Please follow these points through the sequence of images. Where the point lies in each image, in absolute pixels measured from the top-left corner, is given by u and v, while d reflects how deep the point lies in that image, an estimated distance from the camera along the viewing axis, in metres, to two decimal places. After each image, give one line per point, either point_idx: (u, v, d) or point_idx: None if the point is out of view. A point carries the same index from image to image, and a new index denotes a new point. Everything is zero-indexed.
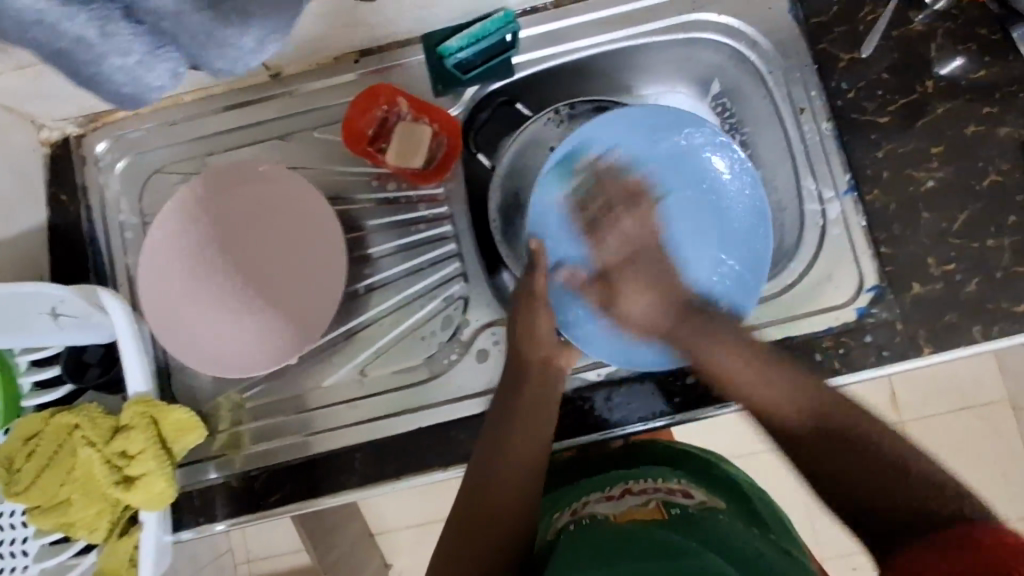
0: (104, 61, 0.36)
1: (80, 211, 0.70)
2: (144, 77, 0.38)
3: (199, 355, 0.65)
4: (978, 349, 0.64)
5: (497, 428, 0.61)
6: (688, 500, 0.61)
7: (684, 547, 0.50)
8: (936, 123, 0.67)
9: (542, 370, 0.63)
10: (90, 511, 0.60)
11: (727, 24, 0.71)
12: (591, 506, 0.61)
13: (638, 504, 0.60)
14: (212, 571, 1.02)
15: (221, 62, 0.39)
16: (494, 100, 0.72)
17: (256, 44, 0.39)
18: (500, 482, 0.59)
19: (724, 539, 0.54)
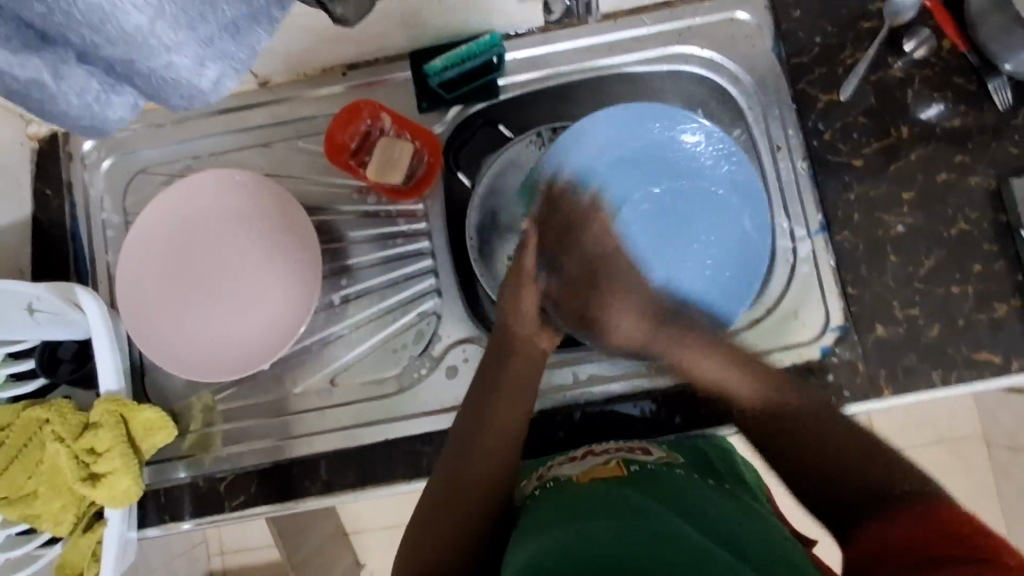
0: (60, 101, 0.33)
1: (63, 207, 0.72)
2: (101, 113, 0.35)
3: (181, 363, 0.65)
4: (936, 393, 0.65)
5: (478, 398, 0.62)
6: (647, 456, 0.59)
7: (646, 504, 0.48)
8: (909, 168, 0.68)
9: (527, 345, 0.65)
10: (55, 504, 0.61)
11: (711, 58, 0.72)
12: (554, 470, 0.59)
13: (599, 462, 0.58)
14: (182, 562, 1.03)
15: (176, 100, 0.34)
16: (475, 122, 0.73)
17: (215, 84, 0.33)
18: (479, 445, 0.59)
19: (689, 495, 0.53)
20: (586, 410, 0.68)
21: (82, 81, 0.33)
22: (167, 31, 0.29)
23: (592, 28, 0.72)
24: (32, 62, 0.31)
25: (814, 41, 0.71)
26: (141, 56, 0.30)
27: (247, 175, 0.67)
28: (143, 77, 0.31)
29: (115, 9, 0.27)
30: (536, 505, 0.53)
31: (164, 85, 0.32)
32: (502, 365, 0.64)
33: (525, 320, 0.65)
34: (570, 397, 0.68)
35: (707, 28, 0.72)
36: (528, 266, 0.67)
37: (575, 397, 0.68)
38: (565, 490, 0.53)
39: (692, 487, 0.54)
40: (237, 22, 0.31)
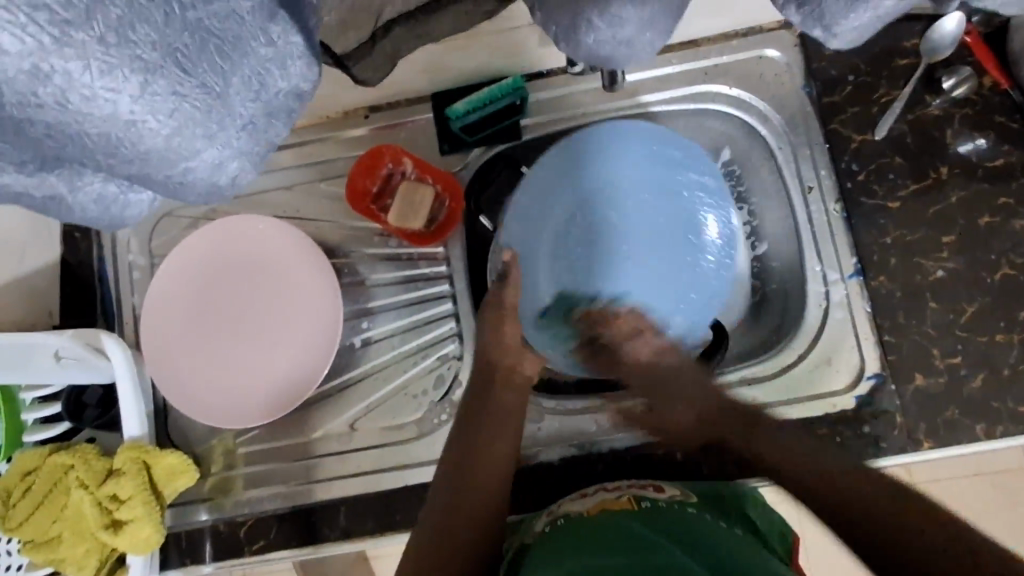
0: (73, 207, 0.29)
1: (92, 249, 0.72)
2: (119, 214, 0.30)
3: (206, 408, 0.66)
4: (979, 447, 0.62)
5: (467, 431, 0.60)
6: (658, 494, 0.58)
7: (649, 540, 0.48)
8: (949, 211, 0.65)
9: (512, 377, 0.64)
10: (79, 550, 0.61)
11: (739, 97, 0.70)
12: (565, 506, 0.58)
13: (610, 497, 0.57)
14: None
15: (195, 195, 0.30)
16: (498, 164, 0.71)
17: (233, 179, 0.30)
18: (472, 477, 0.57)
19: (697, 534, 0.50)
20: (612, 458, 0.66)
21: (96, 187, 0.29)
22: (186, 143, 0.26)
23: None
24: (45, 180, 0.28)
25: (847, 79, 0.68)
26: (156, 166, 0.27)
27: (270, 227, 0.68)
28: (158, 184, 0.28)
29: (127, 132, 0.25)
30: (546, 542, 0.52)
31: (181, 189, 0.29)
32: (487, 397, 0.62)
33: (510, 353, 0.64)
34: (593, 445, 0.67)
35: (735, 66, 0.70)
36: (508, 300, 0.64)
37: (597, 446, 0.67)
38: (570, 530, 0.53)
39: (700, 526, 0.52)
40: (257, 120, 0.28)
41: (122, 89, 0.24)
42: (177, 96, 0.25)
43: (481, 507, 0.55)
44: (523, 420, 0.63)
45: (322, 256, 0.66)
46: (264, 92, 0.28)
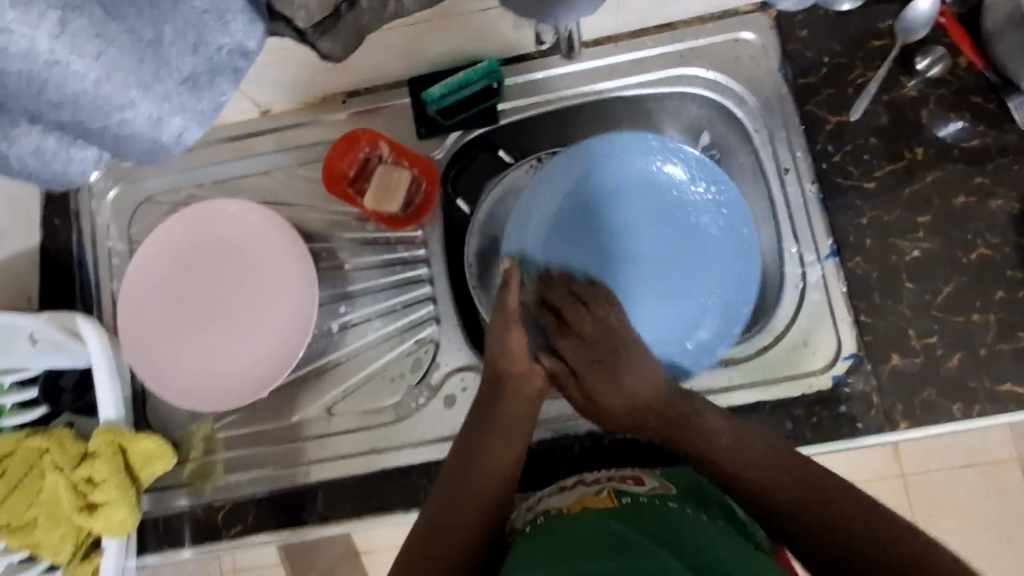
0: (13, 161, 0.33)
1: (71, 236, 0.73)
2: (62, 170, 0.34)
3: (177, 391, 0.66)
4: (956, 427, 0.62)
5: (474, 425, 0.60)
6: (639, 487, 0.57)
7: (634, 538, 0.47)
8: (925, 191, 0.65)
9: (523, 384, 0.62)
10: (53, 534, 0.61)
11: (715, 80, 0.70)
12: (545, 501, 0.57)
13: (591, 492, 0.56)
14: None
15: (140, 153, 0.34)
16: (475, 149, 0.73)
17: (177, 137, 0.34)
18: (468, 488, 0.56)
19: (678, 529, 0.50)
20: (587, 442, 0.66)
21: (35, 140, 0.32)
22: (116, 91, 0.30)
23: (593, 53, 0.71)
24: None
25: (822, 61, 0.68)
26: (94, 118, 0.31)
27: (242, 211, 0.68)
28: (99, 138, 0.32)
29: (53, 75, 0.27)
30: (522, 544, 0.50)
31: (124, 139, 0.32)
32: (500, 393, 0.61)
33: (517, 359, 0.61)
34: (570, 428, 0.67)
35: (711, 50, 0.70)
36: (512, 304, 0.62)
37: (576, 428, 0.67)
38: (551, 529, 0.51)
39: (683, 520, 0.51)
40: (199, 77, 0.32)
41: (42, 29, 0.26)
42: (101, 40, 0.28)
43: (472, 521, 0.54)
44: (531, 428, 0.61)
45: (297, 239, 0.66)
46: (204, 48, 0.31)
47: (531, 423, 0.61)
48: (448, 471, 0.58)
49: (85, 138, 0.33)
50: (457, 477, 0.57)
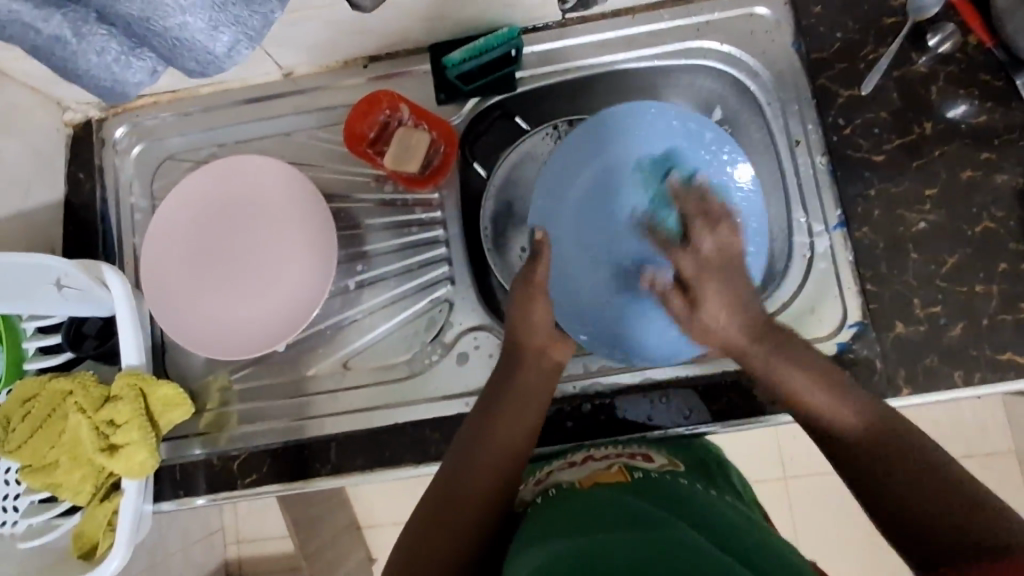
0: (81, 58, 0.41)
1: (95, 190, 0.74)
2: (122, 77, 0.43)
3: (190, 336, 0.68)
4: (956, 394, 0.63)
5: (483, 408, 0.63)
6: (649, 463, 0.60)
7: (652, 510, 0.49)
8: (932, 164, 0.67)
9: (540, 359, 0.65)
10: (75, 476, 0.63)
11: (730, 53, 0.72)
12: (556, 475, 0.60)
13: (601, 467, 0.59)
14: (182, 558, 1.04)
15: (193, 65, 0.42)
16: (491, 114, 0.75)
17: (228, 49, 0.41)
18: (479, 456, 0.59)
19: (690, 502, 0.52)
20: (596, 403, 0.67)
21: (100, 41, 0.40)
22: None
23: (611, 23, 0.72)
24: (56, 22, 0.38)
25: (836, 36, 0.70)
26: (157, 14, 0.37)
27: (258, 171, 0.70)
28: (163, 38, 0.39)
29: None
30: (537, 512, 0.53)
31: (183, 44, 0.40)
32: (511, 377, 0.64)
33: (537, 331, 0.65)
34: (580, 388, 0.68)
35: (726, 23, 0.72)
36: (539, 275, 0.66)
37: (586, 388, 0.68)
38: (566, 500, 0.53)
39: (693, 494, 0.54)
40: None
41: None
42: None
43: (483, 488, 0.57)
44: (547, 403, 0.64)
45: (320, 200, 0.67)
46: None
47: (541, 407, 0.63)
48: (456, 450, 0.60)
49: (147, 39, 0.40)
50: (469, 447, 0.60)
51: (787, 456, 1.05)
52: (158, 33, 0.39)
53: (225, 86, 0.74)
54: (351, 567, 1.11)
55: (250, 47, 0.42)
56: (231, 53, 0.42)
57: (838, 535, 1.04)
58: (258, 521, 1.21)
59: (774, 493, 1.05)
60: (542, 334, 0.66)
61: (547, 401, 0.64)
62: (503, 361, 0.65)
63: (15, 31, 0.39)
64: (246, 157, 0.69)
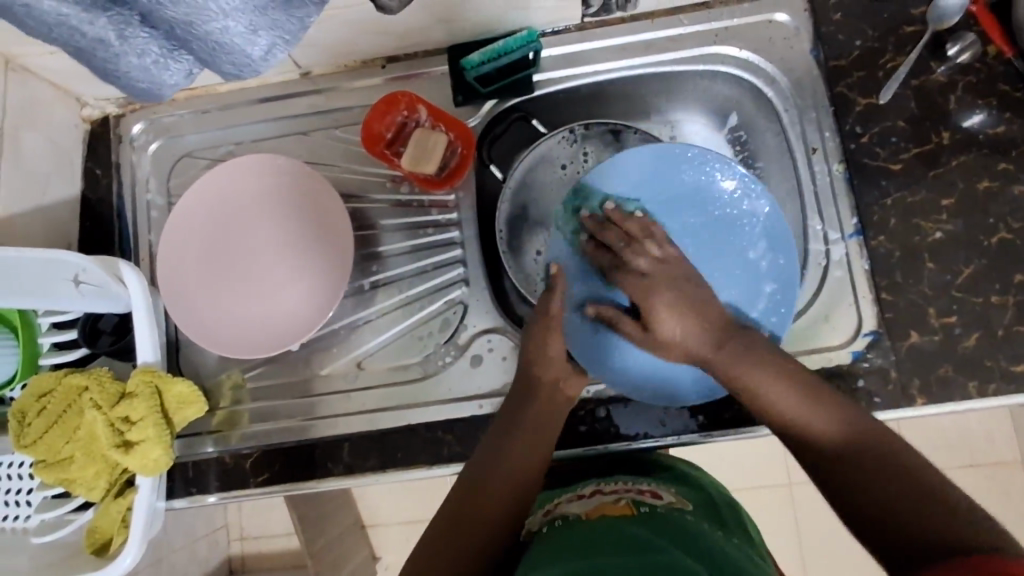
0: (121, 59, 0.41)
1: (111, 186, 0.75)
2: (159, 78, 0.43)
3: (204, 334, 0.68)
4: (970, 405, 0.63)
5: (496, 435, 0.62)
6: (657, 500, 0.60)
7: (655, 540, 0.51)
8: (949, 174, 0.67)
9: (553, 392, 0.64)
10: (89, 472, 0.63)
11: (748, 59, 0.72)
12: (564, 506, 0.61)
13: (609, 501, 0.60)
14: (185, 555, 1.04)
15: (229, 67, 0.42)
16: (511, 115, 0.74)
17: (264, 53, 0.41)
18: (493, 480, 0.59)
19: (696, 538, 0.53)
20: (608, 407, 0.67)
21: (141, 43, 0.41)
22: None
23: (629, 27, 0.72)
24: (99, 22, 0.39)
25: (855, 44, 0.70)
26: (200, 19, 0.38)
27: (272, 175, 0.70)
28: (203, 43, 0.40)
29: None
30: (540, 539, 0.55)
31: (222, 50, 0.40)
32: (525, 406, 0.63)
33: (552, 363, 0.65)
34: (595, 393, 0.68)
35: (745, 29, 0.72)
36: (553, 309, 0.66)
37: (600, 393, 0.68)
38: (571, 530, 0.55)
39: (700, 531, 0.55)
40: None
41: None
42: None
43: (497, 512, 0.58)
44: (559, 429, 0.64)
45: (339, 205, 0.68)
46: None
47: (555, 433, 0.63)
48: (467, 472, 0.61)
49: (186, 45, 0.40)
50: (481, 467, 0.60)
51: (792, 463, 1.05)
52: (199, 37, 0.39)
53: (242, 84, 0.75)
54: (356, 565, 1.12)
55: (285, 50, 0.43)
56: (268, 56, 0.42)
57: (841, 542, 1.04)
58: (263, 518, 1.21)
59: (779, 500, 1.05)
60: (557, 365, 0.65)
61: (559, 429, 0.64)
62: (517, 389, 0.65)
63: (58, 30, 0.40)
64: (261, 158, 0.70)
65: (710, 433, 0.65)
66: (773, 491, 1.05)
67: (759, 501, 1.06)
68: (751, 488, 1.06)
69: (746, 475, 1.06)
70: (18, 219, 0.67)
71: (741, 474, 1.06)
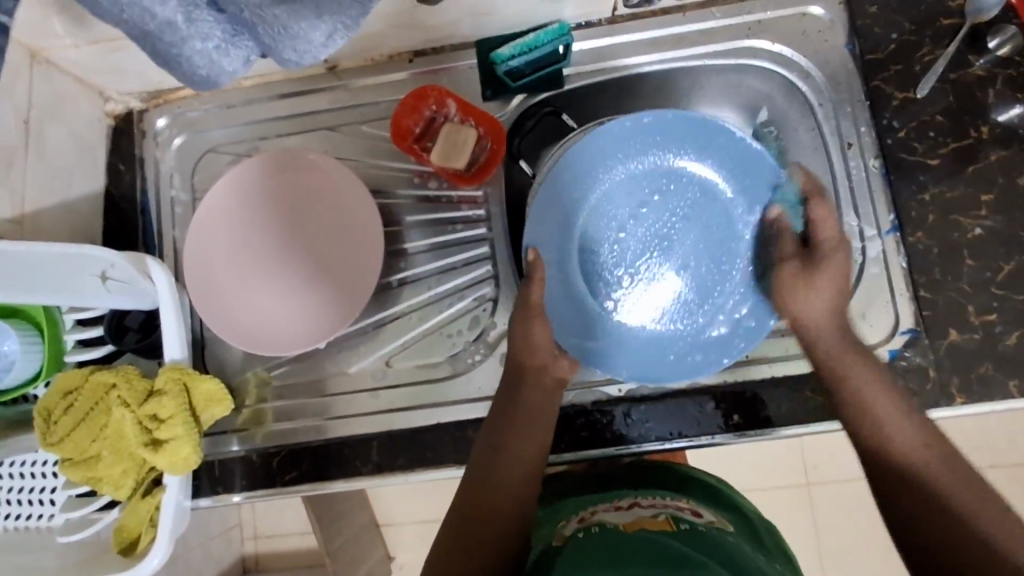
0: (187, 44, 0.42)
1: (136, 182, 0.74)
2: (219, 65, 0.44)
3: (234, 330, 0.67)
4: (1012, 403, 0.61)
5: (496, 435, 0.61)
6: (696, 517, 0.59)
7: (693, 555, 0.49)
8: (988, 169, 0.66)
9: (543, 375, 0.63)
10: (117, 469, 0.63)
11: (782, 53, 0.71)
12: (600, 513, 0.59)
13: (648, 515, 0.58)
14: (198, 554, 1.02)
15: (290, 54, 0.43)
16: (541, 109, 0.73)
17: (325, 39, 0.42)
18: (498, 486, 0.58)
19: (736, 560, 0.52)
20: (640, 408, 0.66)
21: (207, 26, 0.41)
22: None
23: (660, 21, 0.71)
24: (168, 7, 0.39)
25: (890, 37, 0.69)
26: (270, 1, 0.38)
27: (274, 177, 0.70)
28: (270, 28, 0.40)
29: None
30: (576, 546, 0.53)
31: (284, 35, 0.41)
32: (517, 399, 0.62)
33: (538, 352, 0.64)
34: (626, 391, 0.66)
35: (778, 22, 0.71)
36: None
37: (632, 391, 0.66)
38: (606, 539, 0.53)
39: (738, 552, 0.54)
40: None
41: None
42: None
43: (505, 515, 0.57)
44: (551, 422, 0.62)
45: (367, 195, 0.67)
46: None
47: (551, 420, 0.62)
48: (472, 475, 0.60)
49: (250, 28, 0.41)
50: (489, 462, 0.59)
51: (810, 463, 1.04)
52: (270, 24, 0.40)
53: (267, 78, 0.74)
54: (371, 564, 1.10)
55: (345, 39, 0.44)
56: (328, 43, 0.43)
57: (862, 544, 1.02)
58: (277, 516, 1.20)
59: (800, 500, 1.04)
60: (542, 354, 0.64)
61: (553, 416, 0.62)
62: (507, 379, 0.64)
63: (127, 10, 0.40)
64: (265, 161, 0.70)
65: (745, 433, 0.64)
66: (795, 491, 1.04)
67: (781, 501, 1.04)
68: (772, 488, 1.04)
69: (768, 475, 1.04)
70: (45, 214, 0.67)
71: (763, 474, 1.04)
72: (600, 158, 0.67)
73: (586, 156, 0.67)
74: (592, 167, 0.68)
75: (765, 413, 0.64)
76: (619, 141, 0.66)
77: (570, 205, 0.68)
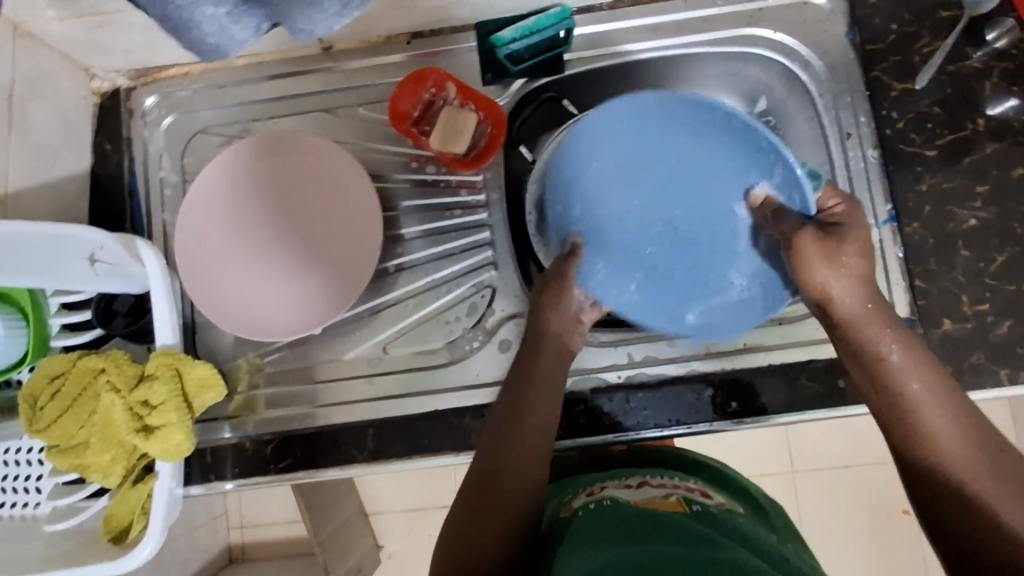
0: (199, 8, 0.40)
1: (123, 162, 0.72)
2: (229, 31, 0.42)
3: (227, 315, 0.66)
4: (1002, 392, 0.63)
5: (510, 407, 0.59)
6: (707, 499, 0.59)
7: (712, 536, 0.49)
8: (983, 161, 0.66)
9: (554, 343, 0.61)
10: (106, 457, 0.62)
11: (783, 41, 0.71)
12: (610, 489, 0.59)
13: (658, 496, 0.57)
14: (184, 543, 1.01)
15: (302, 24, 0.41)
16: (541, 96, 0.73)
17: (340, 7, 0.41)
18: (512, 459, 0.56)
19: (751, 539, 0.52)
20: (637, 394, 0.66)
21: None
22: None
23: (660, 6, 0.71)
24: None
25: (890, 28, 0.69)
26: None
27: (270, 158, 0.69)
28: None
29: None
30: (587, 519, 0.53)
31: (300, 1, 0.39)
32: (530, 369, 0.60)
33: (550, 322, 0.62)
34: (625, 377, 0.67)
35: (780, 11, 0.71)
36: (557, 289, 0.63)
37: (631, 378, 0.66)
38: (618, 514, 0.53)
39: (751, 533, 0.54)
40: None
41: None
42: None
43: (518, 488, 0.55)
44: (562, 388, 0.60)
45: (364, 180, 0.66)
46: None
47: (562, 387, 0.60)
48: (483, 447, 0.58)
49: None
50: (500, 435, 0.57)
51: (797, 452, 1.05)
52: None
53: (260, 57, 0.72)
54: (360, 553, 1.10)
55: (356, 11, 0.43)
56: (342, 13, 0.41)
57: (847, 531, 1.04)
58: (264, 505, 1.18)
59: (787, 488, 1.05)
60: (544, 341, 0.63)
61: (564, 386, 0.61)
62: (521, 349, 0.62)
63: None
64: (260, 143, 0.68)
65: (743, 420, 0.64)
66: (782, 479, 1.05)
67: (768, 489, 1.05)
68: (760, 476, 1.05)
69: (756, 463, 1.05)
70: (28, 194, 0.64)
71: (751, 462, 1.06)
72: (595, 140, 0.65)
73: (580, 140, 0.65)
74: (586, 151, 0.66)
75: (762, 401, 0.64)
76: (611, 124, 0.64)
77: (570, 186, 0.68)
